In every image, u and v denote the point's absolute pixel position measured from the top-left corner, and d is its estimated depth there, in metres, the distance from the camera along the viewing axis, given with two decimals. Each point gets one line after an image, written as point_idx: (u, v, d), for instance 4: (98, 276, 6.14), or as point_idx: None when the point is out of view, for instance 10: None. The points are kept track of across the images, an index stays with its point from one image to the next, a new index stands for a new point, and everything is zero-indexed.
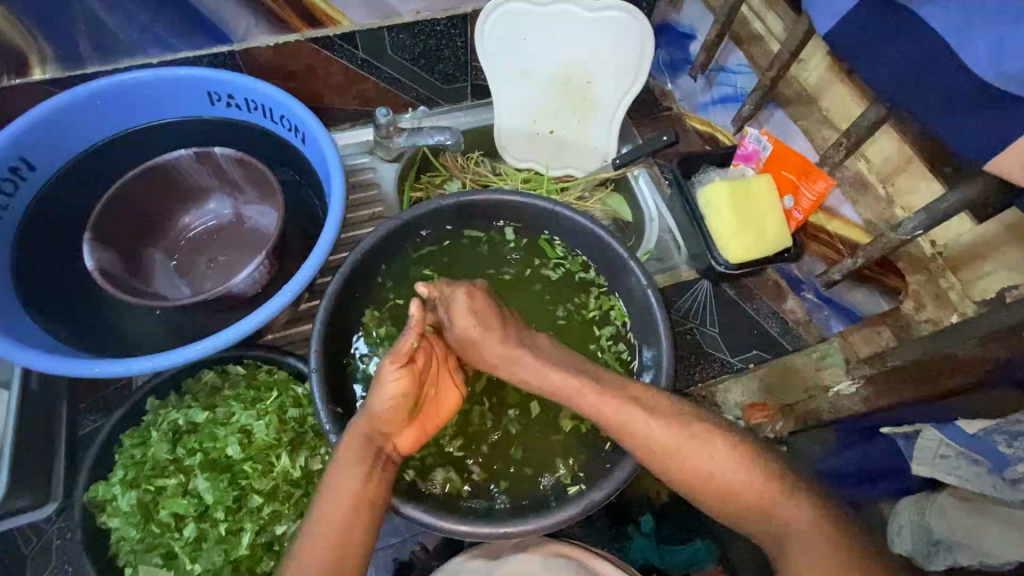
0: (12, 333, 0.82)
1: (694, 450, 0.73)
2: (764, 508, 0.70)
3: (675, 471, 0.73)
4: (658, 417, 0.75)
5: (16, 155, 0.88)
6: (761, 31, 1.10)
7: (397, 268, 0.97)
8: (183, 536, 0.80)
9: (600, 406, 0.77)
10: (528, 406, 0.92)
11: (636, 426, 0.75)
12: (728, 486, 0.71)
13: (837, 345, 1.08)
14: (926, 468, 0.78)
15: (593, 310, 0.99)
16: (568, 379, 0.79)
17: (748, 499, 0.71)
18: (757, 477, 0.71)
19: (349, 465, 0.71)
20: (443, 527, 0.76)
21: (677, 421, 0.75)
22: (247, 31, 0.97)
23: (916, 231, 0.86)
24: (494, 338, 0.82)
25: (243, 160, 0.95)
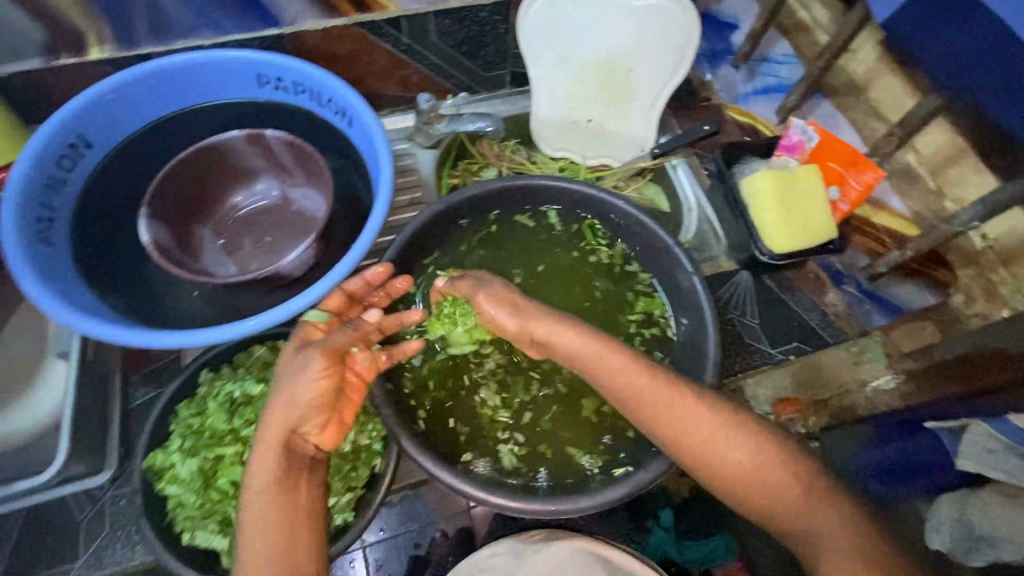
0: (75, 302, 0.83)
1: (735, 439, 0.71)
2: (796, 504, 0.68)
3: (703, 460, 0.71)
4: (707, 405, 0.72)
5: (75, 132, 0.90)
6: (806, 20, 1.15)
7: (439, 253, 0.98)
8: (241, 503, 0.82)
9: (648, 385, 0.73)
10: (569, 393, 0.92)
11: (683, 412, 0.72)
12: (756, 481, 0.70)
13: (878, 339, 1.07)
14: (970, 464, 0.79)
15: (630, 306, 0.99)
16: (612, 351, 0.75)
17: (778, 493, 0.69)
18: (790, 472, 0.70)
19: (268, 483, 0.66)
20: (489, 500, 0.77)
21: (720, 411, 0.72)
22: (295, 14, 0.98)
23: (973, 222, 0.85)
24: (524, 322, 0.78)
25: (294, 143, 0.96)
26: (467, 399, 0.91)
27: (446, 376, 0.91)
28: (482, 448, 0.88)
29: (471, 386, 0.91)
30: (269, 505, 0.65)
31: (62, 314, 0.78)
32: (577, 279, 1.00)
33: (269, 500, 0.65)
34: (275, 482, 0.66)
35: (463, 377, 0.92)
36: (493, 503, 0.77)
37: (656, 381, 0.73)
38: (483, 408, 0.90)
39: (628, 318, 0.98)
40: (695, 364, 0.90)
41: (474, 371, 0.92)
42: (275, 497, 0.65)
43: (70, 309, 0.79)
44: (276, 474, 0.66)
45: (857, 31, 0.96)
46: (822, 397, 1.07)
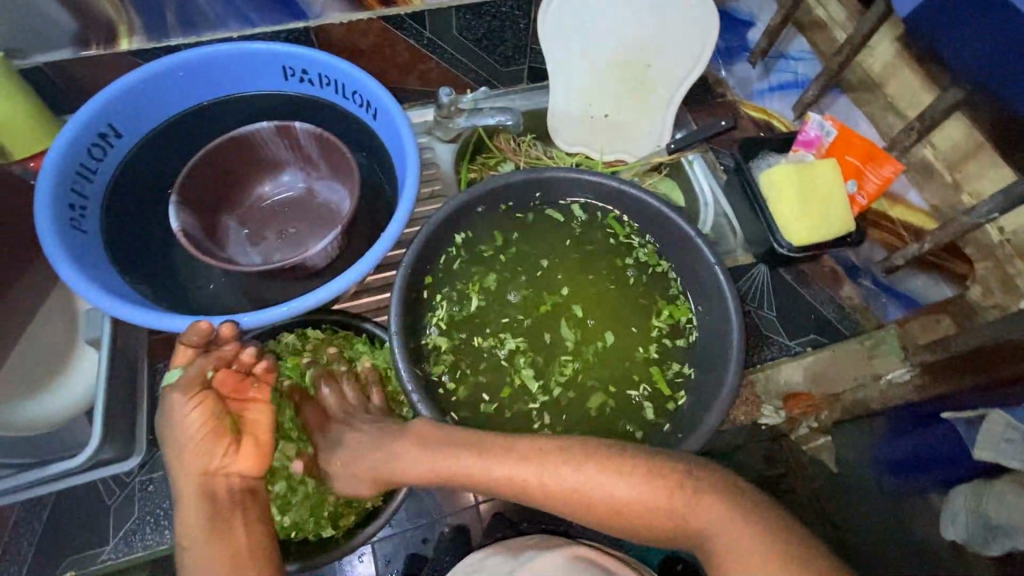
0: (111, 288, 0.85)
1: (578, 479, 0.66)
2: (668, 516, 0.63)
3: (571, 511, 0.67)
4: (555, 463, 0.67)
5: (105, 122, 0.92)
6: (823, 17, 1.13)
7: (469, 248, 0.99)
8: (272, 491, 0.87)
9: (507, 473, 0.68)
10: (600, 387, 0.94)
11: (526, 475, 0.67)
12: (634, 511, 0.64)
13: (893, 332, 1.09)
14: (989, 453, 0.82)
15: (657, 315, 0.99)
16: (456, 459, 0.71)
17: (645, 515, 0.64)
18: (649, 486, 0.64)
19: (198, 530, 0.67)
20: None
21: (556, 464, 0.67)
22: (323, 6, 0.99)
23: (992, 215, 0.86)
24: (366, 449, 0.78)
25: (322, 136, 0.98)
26: (504, 385, 0.93)
27: (482, 367, 0.94)
28: None
29: (507, 381, 0.93)
30: (201, 557, 0.65)
31: (94, 298, 0.79)
32: (608, 282, 1.00)
33: (207, 552, 0.66)
34: (203, 528, 0.67)
35: (496, 366, 0.94)
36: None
37: (508, 464, 0.68)
38: (517, 396, 0.92)
39: (656, 322, 0.98)
40: (718, 354, 0.91)
41: (510, 361, 0.94)
42: (204, 545, 0.66)
43: (105, 293, 0.80)
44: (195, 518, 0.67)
45: (878, 27, 0.96)
46: (834, 390, 1.08)
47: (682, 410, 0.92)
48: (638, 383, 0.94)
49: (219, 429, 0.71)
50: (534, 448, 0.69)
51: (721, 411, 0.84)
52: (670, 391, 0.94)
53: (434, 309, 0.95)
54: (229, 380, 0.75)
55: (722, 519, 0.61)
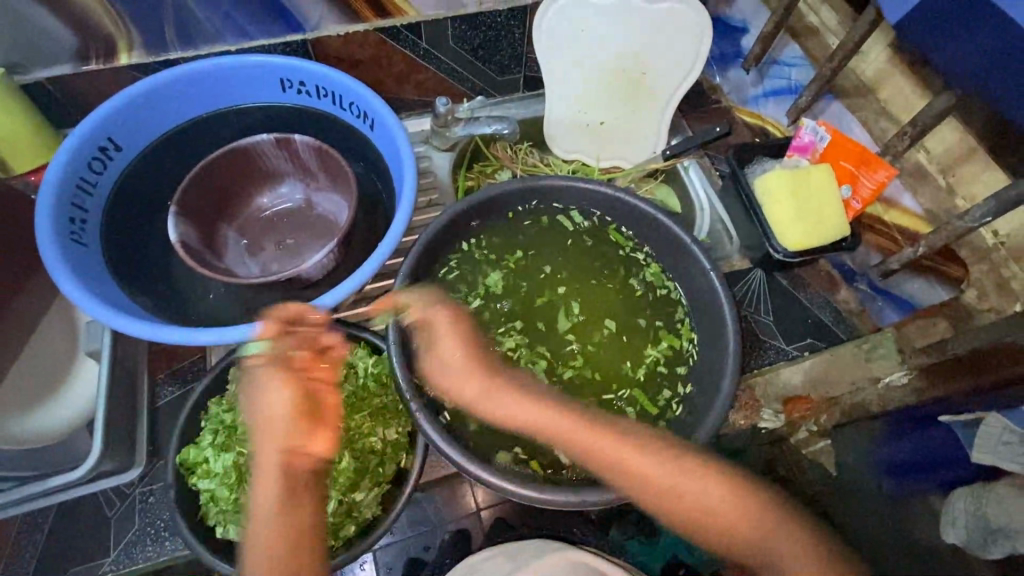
0: (110, 300, 0.86)
1: (677, 471, 0.70)
2: (747, 532, 0.68)
3: (662, 508, 0.70)
4: (657, 453, 0.71)
5: (105, 136, 0.93)
6: (816, 23, 1.16)
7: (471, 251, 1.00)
8: None
9: (593, 445, 0.72)
10: (590, 401, 0.94)
11: (623, 458, 0.71)
12: (727, 525, 0.68)
13: (891, 335, 1.07)
14: (989, 456, 0.83)
15: (654, 340, 0.98)
16: (554, 417, 0.73)
17: (725, 523, 0.69)
18: (735, 497, 0.69)
19: (269, 509, 0.61)
20: (510, 492, 0.80)
21: (667, 454, 0.71)
22: (320, 20, 1.01)
23: (985, 219, 0.86)
24: (478, 394, 0.75)
25: (322, 149, 0.99)
26: None
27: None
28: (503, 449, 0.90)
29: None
30: (264, 536, 0.61)
31: (93, 309, 0.80)
32: (606, 295, 1.01)
33: (273, 527, 0.61)
34: (275, 507, 0.61)
35: None
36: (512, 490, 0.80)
37: (619, 445, 0.71)
38: None
39: (651, 333, 0.99)
40: (715, 357, 0.92)
41: (503, 371, 0.95)
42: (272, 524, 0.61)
43: (103, 306, 0.81)
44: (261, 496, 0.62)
45: (869, 34, 0.97)
46: (831, 394, 1.07)
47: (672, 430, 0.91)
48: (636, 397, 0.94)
49: (303, 409, 0.63)
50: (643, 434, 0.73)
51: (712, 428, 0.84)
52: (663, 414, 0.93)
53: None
54: (304, 355, 0.66)
55: (794, 544, 0.67)
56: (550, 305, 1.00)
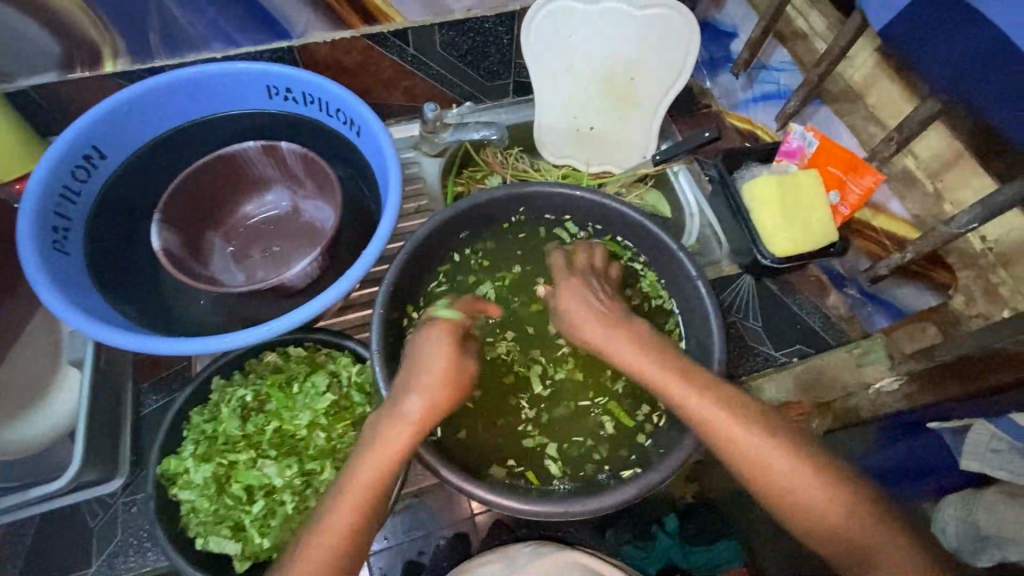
0: (91, 311, 0.85)
1: (773, 451, 0.73)
2: (836, 520, 0.71)
3: (764, 490, 0.74)
4: (775, 440, 0.74)
5: (90, 144, 0.92)
6: (805, 29, 1.13)
7: (464, 257, 1.01)
8: (252, 510, 0.78)
9: (709, 414, 0.76)
10: (575, 410, 0.94)
11: (725, 426, 0.75)
12: (825, 521, 0.72)
13: (881, 341, 1.09)
14: (976, 463, 0.82)
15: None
16: (668, 376, 0.79)
17: (816, 509, 0.72)
18: (832, 485, 0.72)
19: (393, 444, 0.72)
20: (503, 504, 0.79)
21: (780, 439, 0.74)
22: (306, 27, 1.00)
23: (971, 225, 0.85)
24: (613, 339, 0.82)
25: (308, 157, 0.99)
26: (490, 403, 0.93)
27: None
28: (487, 458, 0.90)
29: (487, 401, 0.93)
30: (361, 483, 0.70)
31: (73, 320, 0.80)
32: None
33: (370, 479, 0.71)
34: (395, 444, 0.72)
35: (481, 384, 0.94)
36: (490, 499, 0.80)
37: (743, 426, 0.75)
38: (497, 413, 0.93)
39: None
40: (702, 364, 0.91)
41: (490, 380, 0.95)
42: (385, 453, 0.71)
43: (84, 316, 0.80)
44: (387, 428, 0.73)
45: (855, 40, 0.97)
46: (821, 399, 1.09)
47: (654, 445, 0.90)
48: (626, 405, 0.94)
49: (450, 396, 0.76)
50: (749, 408, 0.76)
51: (690, 447, 0.82)
52: (645, 428, 0.92)
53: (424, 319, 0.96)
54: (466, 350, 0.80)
55: (898, 544, 0.69)
56: (540, 311, 1.00)
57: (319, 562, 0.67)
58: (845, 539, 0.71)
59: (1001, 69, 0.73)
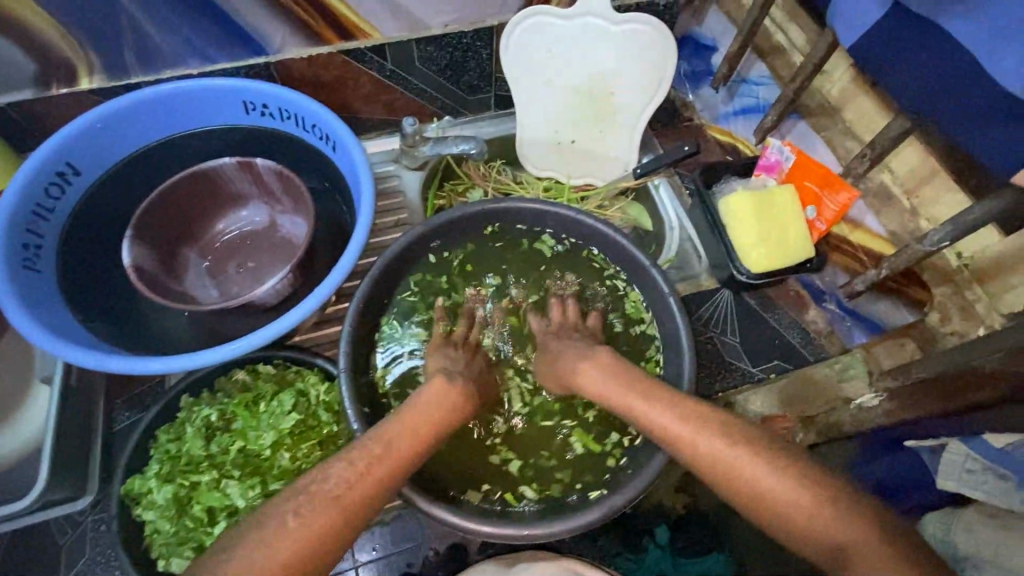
0: (60, 330, 0.85)
1: (725, 451, 0.73)
2: (802, 522, 0.67)
3: (732, 491, 0.72)
4: (731, 440, 0.74)
5: (64, 161, 0.93)
6: (784, 43, 1.13)
7: (439, 267, 1.00)
8: (214, 533, 0.80)
9: (665, 422, 0.78)
10: (545, 432, 0.93)
11: (683, 430, 0.76)
12: (803, 521, 0.67)
13: (860, 357, 1.08)
14: (952, 483, 0.81)
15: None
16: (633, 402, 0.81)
17: (786, 507, 0.68)
18: (791, 483, 0.69)
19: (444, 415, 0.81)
20: (467, 527, 0.78)
21: (738, 440, 0.73)
22: (282, 43, 1.00)
23: (942, 243, 0.85)
24: (590, 369, 0.86)
25: (282, 173, 0.99)
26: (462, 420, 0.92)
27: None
28: (458, 481, 0.88)
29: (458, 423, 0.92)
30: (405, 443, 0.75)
31: (40, 340, 0.80)
32: None
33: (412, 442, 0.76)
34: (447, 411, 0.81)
35: None
36: (453, 523, 0.79)
37: (699, 430, 0.75)
38: (467, 433, 0.92)
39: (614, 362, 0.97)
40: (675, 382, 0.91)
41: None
42: (441, 413, 0.80)
43: (52, 336, 0.81)
44: (447, 394, 0.82)
45: (829, 55, 0.96)
46: (805, 413, 1.08)
47: (620, 469, 0.89)
48: (599, 426, 0.93)
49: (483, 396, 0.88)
50: (704, 414, 0.77)
51: (654, 471, 0.81)
52: (614, 453, 0.91)
53: (396, 333, 0.95)
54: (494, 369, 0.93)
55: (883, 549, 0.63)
56: (514, 328, 1.00)
57: (369, 488, 0.69)
58: (826, 544, 0.66)
59: (964, 86, 0.72)
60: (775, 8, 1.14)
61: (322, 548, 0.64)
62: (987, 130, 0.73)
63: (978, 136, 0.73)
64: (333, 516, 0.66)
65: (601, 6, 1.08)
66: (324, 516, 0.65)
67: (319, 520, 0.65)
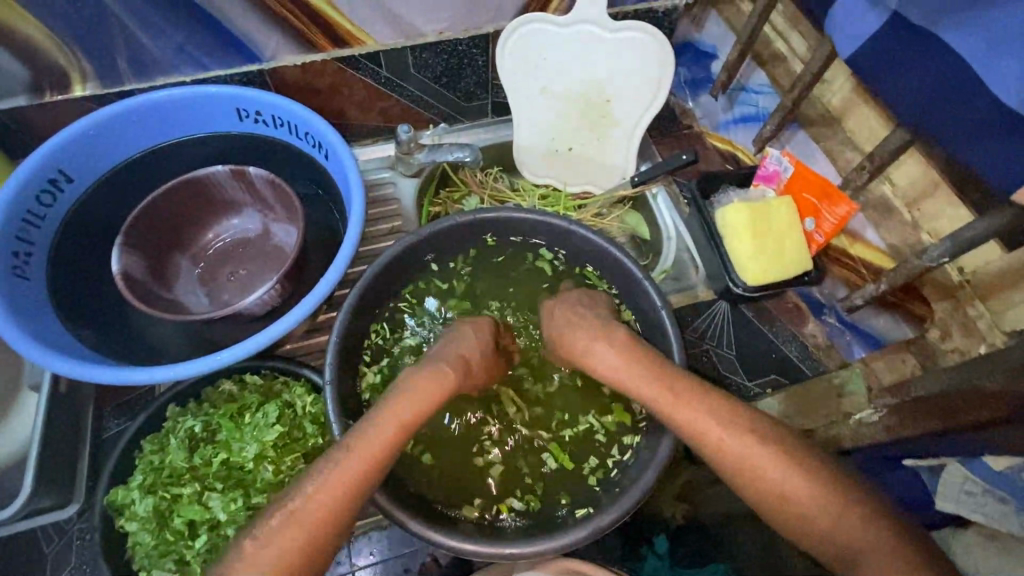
0: (47, 339, 0.86)
1: (759, 457, 0.74)
2: (825, 522, 0.71)
3: (754, 491, 0.74)
4: (763, 442, 0.74)
5: (56, 168, 0.93)
6: (784, 51, 1.11)
7: (441, 274, 1.00)
8: (195, 546, 0.82)
9: (696, 422, 0.76)
10: (535, 451, 0.91)
11: (709, 429, 0.76)
12: (816, 523, 0.71)
13: (859, 371, 1.04)
14: (950, 505, 0.79)
15: (598, 408, 0.93)
16: (648, 383, 0.80)
17: (807, 511, 0.71)
18: (814, 485, 0.72)
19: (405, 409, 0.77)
20: (453, 546, 0.78)
21: (764, 443, 0.74)
22: (275, 50, 1.00)
23: (942, 259, 0.83)
24: (613, 343, 0.85)
25: (275, 181, 0.99)
26: (453, 433, 0.91)
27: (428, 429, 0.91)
28: (453, 499, 0.87)
29: (442, 439, 0.91)
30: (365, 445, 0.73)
31: (28, 349, 0.81)
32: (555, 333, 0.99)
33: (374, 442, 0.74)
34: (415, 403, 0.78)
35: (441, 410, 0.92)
36: (444, 542, 0.78)
37: (732, 432, 0.75)
38: (460, 446, 0.91)
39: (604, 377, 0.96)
40: None
41: (451, 421, 0.92)
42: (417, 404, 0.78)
43: (37, 346, 0.81)
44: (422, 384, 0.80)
45: (827, 65, 0.95)
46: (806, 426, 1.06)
47: (607, 486, 0.88)
48: (588, 438, 0.92)
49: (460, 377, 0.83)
50: (730, 412, 0.77)
51: (646, 489, 0.80)
52: (597, 472, 0.89)
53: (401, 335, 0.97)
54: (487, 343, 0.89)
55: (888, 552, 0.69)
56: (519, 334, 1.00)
57: (329, 498, 0.69)
58: (842, 543, 0.71)
59: (964, 99, 0.70)
60: (776, 15, 1.12)
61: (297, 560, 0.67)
62: (984, 147, 0.71)
63: (977, 151, 0.72)
64: (299, 531, 0.68)
65: (596, 13, 1.07)
66: (289, 536, 0.67)
67: (287, 540, 0.67)
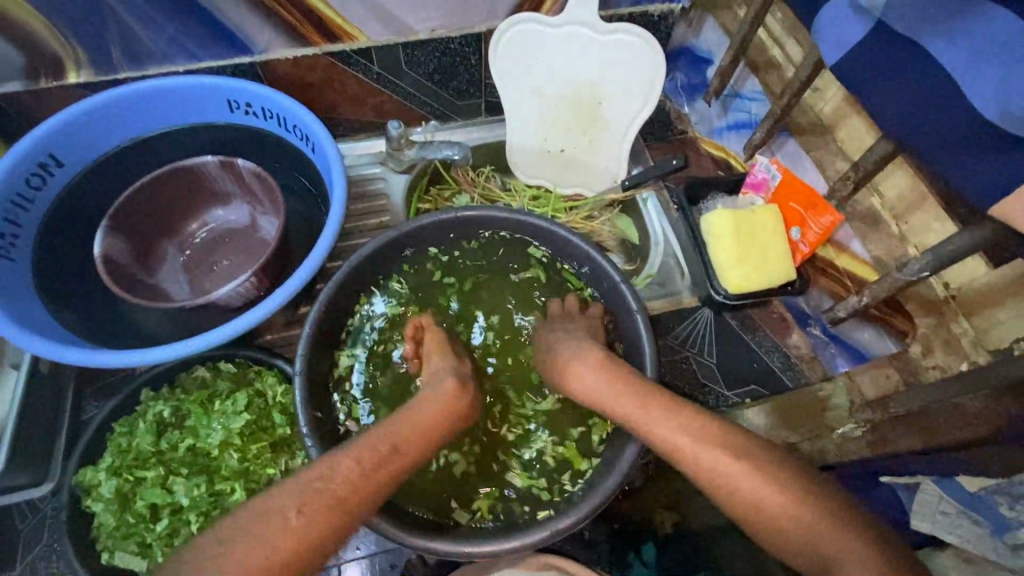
0: (27, 320, 0.88)
1: (718, 459, 0.73)
2: (798, 533, 0.69)
3: (729, 503, 0.73)
4: (729, 452, 0.74)
5: (45, 152, 0.94)
6: (778, 57, 1.12)
7: (416, 280, 1.00)
8: (156, 529, 0.83)
9: (665, 433, 0.77)
10: (506, 457, 0.93)
11: (670, 435, 0.76)
12: (797, 530, 0.69)
13: (842, 384, 1.00)
14: (924, 526, 0.76)
15: (572, 418, 0.94)
16: (626, 399, 0.80)
17: (782, 525, 0.70)
18: (785, 497, 0.70)
19: (440, 416, 0.80)
20: (432, 548, 0.78)
21: (734, 455, 0.73)
22: (267, 43, 1.01)
23: (923, 273, 0.81)
24: (602, 368, 0.84)
25: (262, 175, 0.99)
26: None
27: None
28: (425, 498, 0.88)
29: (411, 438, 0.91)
30: (404, 443, 0.76)
31: (6, 329, 0.82)
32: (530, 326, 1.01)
33: (407, 437, 0.77)
34: (446, 409, 0.81)
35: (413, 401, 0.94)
36: (422, 546, 0.78)
37: (703, 443, 0.75)
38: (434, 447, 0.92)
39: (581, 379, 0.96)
40: None
41: None
42: (444, 414, 0.81)
43: (17, 328, 0.83)
44: (454, 398, 0.82)
45: (815, 74, 0.94)
46: (791, 439, 1.00)
47: (570, 488, 0.89)
48: (555, 440, 0.93)
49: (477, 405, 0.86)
50: (691, 421, 0.77)
51: (605, 495, 0.80)
52: (554, 479, 0.90)
53: (373, 338, 0.97)
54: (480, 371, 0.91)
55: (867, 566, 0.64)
56: (495, 344, 1.00)
57: (366, 489, 0.70)
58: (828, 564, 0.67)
59: (943, 113, 0.69)
60: (774, 21, 1.13)
61: (323, 538, 0.66)
62: (967, 162, 0.69)
63: (958, 166, 0.70)
64: (333, 517, 0.67)
65: (585, 14, 1.06)
66: (326, 518, 0.66)
67: (320, 520, 0.66)
